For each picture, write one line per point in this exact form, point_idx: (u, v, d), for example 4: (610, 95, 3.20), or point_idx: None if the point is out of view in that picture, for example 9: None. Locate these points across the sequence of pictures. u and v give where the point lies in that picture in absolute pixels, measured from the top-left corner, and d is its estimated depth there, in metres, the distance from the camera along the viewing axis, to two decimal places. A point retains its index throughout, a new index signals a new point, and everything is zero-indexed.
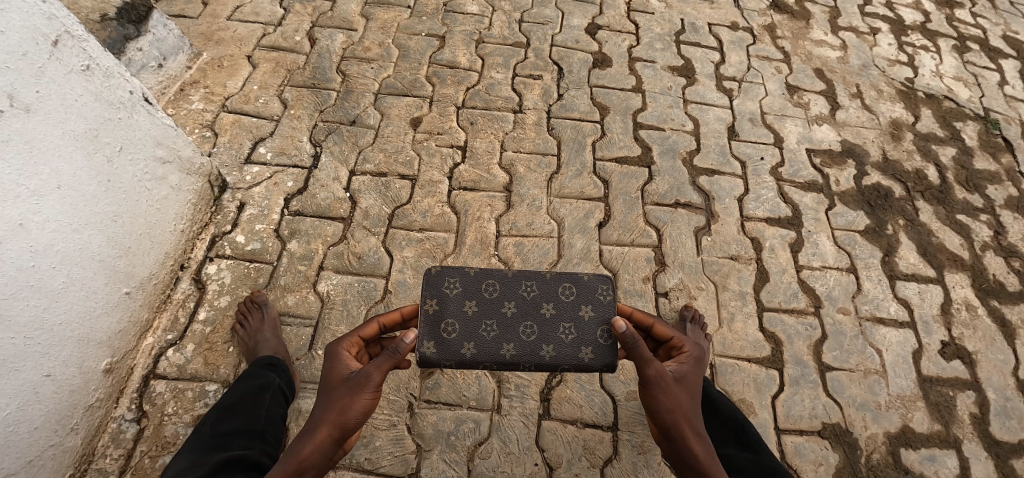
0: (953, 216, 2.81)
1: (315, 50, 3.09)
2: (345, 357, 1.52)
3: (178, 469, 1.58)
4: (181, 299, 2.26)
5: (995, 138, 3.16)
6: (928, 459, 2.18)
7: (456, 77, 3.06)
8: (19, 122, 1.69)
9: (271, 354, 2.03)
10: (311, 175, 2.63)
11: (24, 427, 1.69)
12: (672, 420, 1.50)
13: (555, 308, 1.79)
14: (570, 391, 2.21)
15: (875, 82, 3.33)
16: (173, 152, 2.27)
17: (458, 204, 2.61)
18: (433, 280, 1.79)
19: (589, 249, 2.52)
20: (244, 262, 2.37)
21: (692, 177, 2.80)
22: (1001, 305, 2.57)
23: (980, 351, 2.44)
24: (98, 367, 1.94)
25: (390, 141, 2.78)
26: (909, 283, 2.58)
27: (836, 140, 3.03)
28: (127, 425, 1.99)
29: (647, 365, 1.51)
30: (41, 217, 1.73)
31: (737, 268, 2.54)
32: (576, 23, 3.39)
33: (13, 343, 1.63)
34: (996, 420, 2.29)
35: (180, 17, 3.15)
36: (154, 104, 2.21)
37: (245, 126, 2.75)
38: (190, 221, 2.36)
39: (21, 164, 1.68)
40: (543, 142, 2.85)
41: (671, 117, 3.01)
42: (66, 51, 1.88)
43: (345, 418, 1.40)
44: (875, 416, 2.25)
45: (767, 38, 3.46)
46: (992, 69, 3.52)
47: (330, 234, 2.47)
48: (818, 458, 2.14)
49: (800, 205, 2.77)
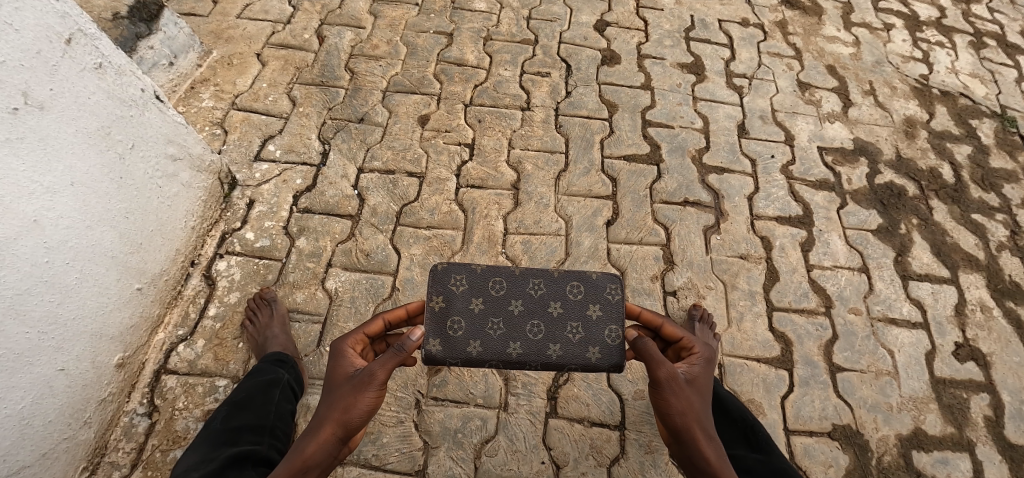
0: (968, 216, 2.76)
1: (324, 47, 3.10)
2: (350, 355, 1.53)
3: (189, 464, 1.61)
4: (192, 295, 2.28)
5: (1012, 136, 3.10)
6: (941, 461, 2.14)
7: (464, 75, 3.06)
8: (33, 119, 1.71)
9: (279, 350, 2.04)
10: (319, 172, 2.64)
11: (38, 420, 1.71)
12: (683, 423, 1.46)
13: (562, 307, 1.77)
14: (576, 389, 2.21)
15: (889, 79, 3.28)
16: (184, 150, 2.29)
17: (465, 202, 2.60)
18: (439, 276, 1.78)
19: (596, 248, 2.51)
20: (254, 259, 2.39)
21: (701, 175, 2.78)
22: (1017, 307, 2.52)
23: (994, 353, 2.40)
24: (111, 362, 1.96)
25: (398, 139, 2.79)
26: (923, 284, 2.54)
27: (848, 138, 2.99)
28: (138, 420, 2.01)
29: (657, 366, 1.49)
30: (55, 214, 1.76)
31: (747, 267, 2.51)
32: (584, 20, 3.38)
33: (27, 337, 1.65)
34: (1011, 423, 2.25)
35: (190, 16, 3.17)
36: (166, 102, 2.23)
37: (255, 124, 2.77)
38: (200, 218, 2.38)
39: (35, 161, 1.70)
40: (551, 140, 2.84)
41: (680, 115, 2.99)
42: (78, 49, 1.90)
43: (348, 417, 1.38)
44: (887, 417, 2.22)
45: (778, 34, 3.43)
46: (1010, 66, 3.45)
47: (338, 231, 2.48)
48: (827, 459, 2.12)
49: (811, 204, 2.74)
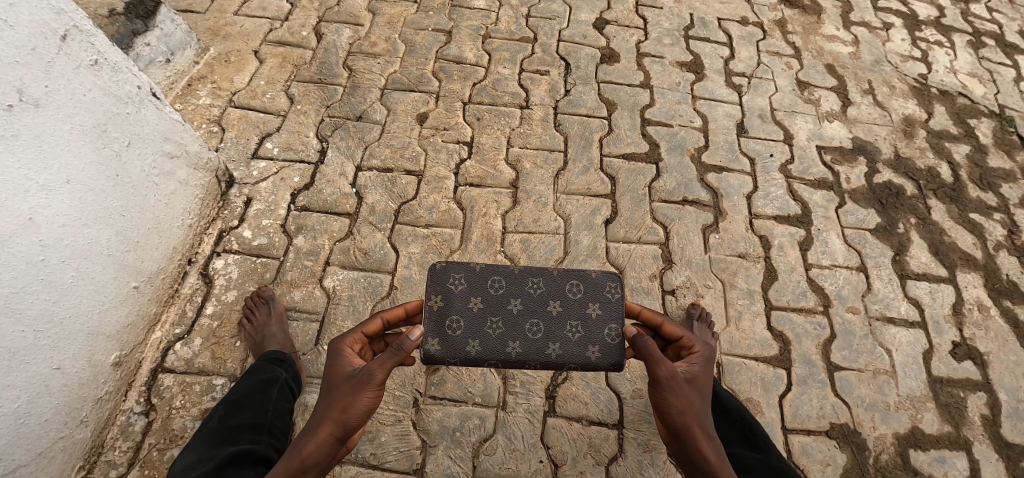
0: (966, 215, 2.77)
1: (322, 45, 3.09)
2: (349, 354, 1.52)
3: (187, 463, 1.60)
4: (189, 293, 2.28)
5: (1010, 135, 3.10)
6: (938, 460, 2.15)
7: (462, 73, 3.05)
8: (28, 116, 1.69)
9: (277, 349, 2.04)
10: (317, 170, 2.63)
11: (34, 420, 1.70)
12: (682, 422, 1.46)
13: (562, 306, 1.77)
14: (575, 388, 2.20)
15: (888, 78, 3.28)
16: (181, 147, 2.28)
17: (464, 200, 2.60)
18: (438, 275, 1.77)
19: (595, 247, 2.51)
20: (251, 258, 2.38)
21: (700, 174, 2.77)
22: (1014, 306, 2.53)
23: (992, 352, 2.41)
24: (108, 360, 1.95)
25: (396, 137, 2.78)
26: (920, 283, 2.54)
27: (847, 137, 2.99)
28: (136, 418, 2.01)
29: (658, 365, 1.48)
30: (51, 211, 1.74)
31: (745, 267, 2.51)
32: (583, 18, 3.38)
33: (23, 336, 1.64)
34: (1008, 422, 2.26)
35: (188, 12, 3.15)
36: (162, 99, 2.22)
37: (252, 122, 2.75)
38: (197, 216, 2.37)
39: (31, 158, 1.69)
40: (550, 138, 2.84)
41: (680, 114, 2.99)
42: (74, 46, 1.88)
43: (347, 416, 1.38)
44: (884, 416, 2.22)
45: (777, 32, 3.42)
46: (1009, 65, 3.45)
47: (336, 230, 2.47)
48: (825, 458, 2.12)
49: (810, 203, 2.74)
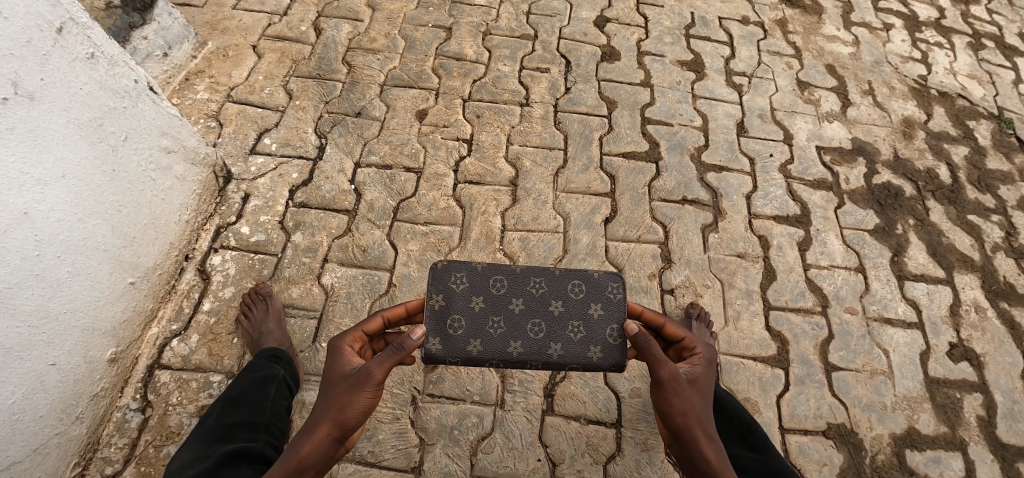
0: (964, 216, 2.77)
1: (321, 40, 3.07)
2: (347, 353, 1.51)
3: (183, 462, 1.60)
4: (186, 289, 2.26)
5: (1009, 137, 3.11)
6: (933, 460, 2.16)
7: (463, 70, 3.03)
8: (23, 110, 1.67)
9: (275, 346, 2.02)
10: (315, 167, 2.62)
11: (28, 416, 1.69)
12: (684, 424, 1.46)
13: (563, 305, 1.77)
14: (574, 387, 2.20)
15: (888, 79, 3.28)
16: (178, 142, 2.26)
17: (463, 197, 2.59)
18: (439, 274, 1.76)
19: (594, 245, 2.50)
20: (249, 254, 2.36)
21: (700, 173, 2.77)
22: (1011, 307, 2.54)
23: (988, 353, 2.42)
24: (104, 356, 1.94)
25: (395, 133, 2.76)
26: (918, 284, 2.55)
27: (846, 138, 2.99)
28: (132, 415, 1.99)
29: (660, 365, 1.48)
30: (46, 206, 1.72)
31: (744, 266, 2.52)
32: (584, 16, 3.37)
33: (18, 332, 1.63)
34: (1003, 423, 2.27)
35: (185, 6, 3.13)
36: (159, 93, 2.20)
37: (250, 117, 2.73)
38: (194, 212, 2.35)
39: (26, 152, 1.67)
40: (550, 136, 2.83)
41: (680, 112, 2.98)
42: (70, 38, 1.86)
43: (344, 417, 1.37)
44: (881, 416, 2.23)
45: (778, 32, 3.42)
46: (1008, 67, 3.46)
47: (334, 226, 2.46)
48: (822, 458, 2.12)
49: (809, 203, 2.74)
